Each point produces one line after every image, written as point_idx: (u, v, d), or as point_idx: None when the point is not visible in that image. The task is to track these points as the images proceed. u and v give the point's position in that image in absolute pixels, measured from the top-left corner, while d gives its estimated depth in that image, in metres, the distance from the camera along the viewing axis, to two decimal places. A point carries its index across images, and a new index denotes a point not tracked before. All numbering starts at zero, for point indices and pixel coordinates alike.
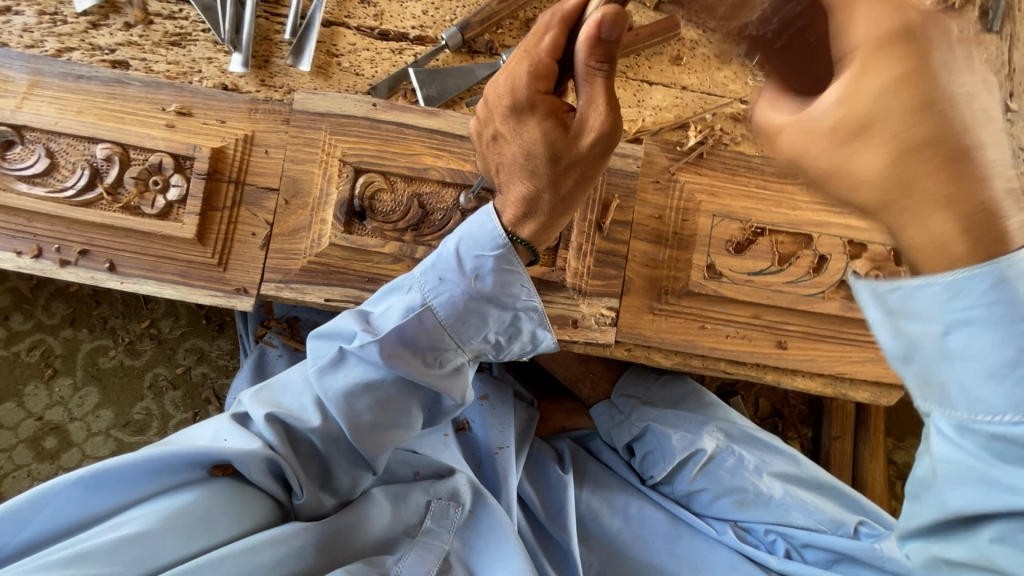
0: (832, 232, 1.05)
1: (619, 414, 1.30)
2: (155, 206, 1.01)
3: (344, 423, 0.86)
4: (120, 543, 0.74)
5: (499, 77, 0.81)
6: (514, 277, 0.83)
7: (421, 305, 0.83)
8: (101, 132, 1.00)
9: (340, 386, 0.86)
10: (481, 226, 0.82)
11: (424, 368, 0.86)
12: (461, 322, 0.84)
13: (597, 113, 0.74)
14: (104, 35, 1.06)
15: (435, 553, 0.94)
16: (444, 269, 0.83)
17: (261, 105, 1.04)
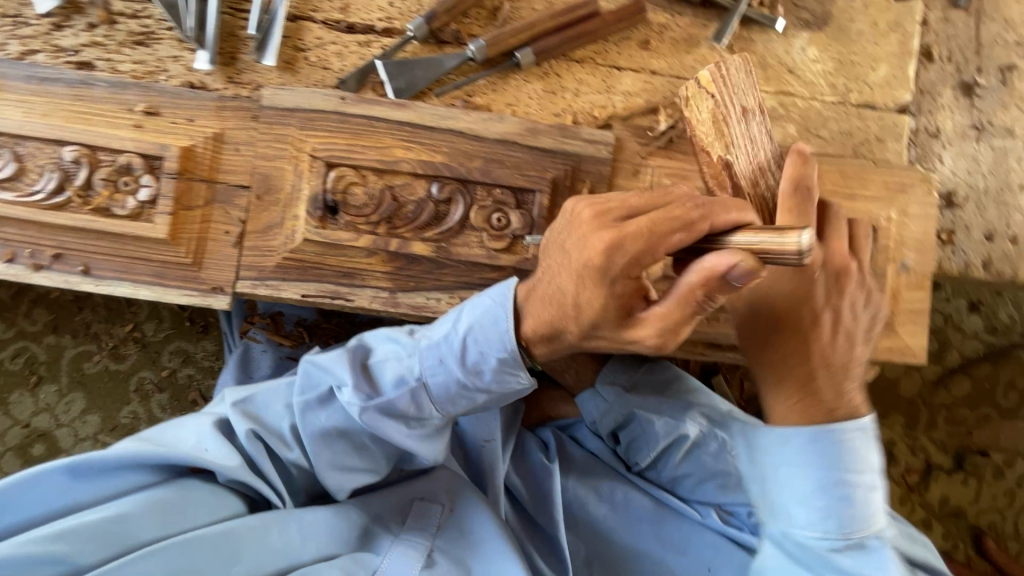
0: None
1: (601, 403, 1.26)
2: (126, 208, 1.00)
3: (319, 462, 0.89)
4: (100, 529, 0.78)
5: (606, 229, 0.71)
6: (512, 372, 0.82)
7: (414, 380, 0.84)
8: (69, 134, 0.99)
9: (323, 427, 0.88)
10: (492, 321, 0.80)
11: (403, 432, 0.88)
12: (449, 404, 0.85)
13: (653, 330, 0.72)
14: (68, 37, 1.05)
15: (418, 551, 0.93)
16: (447, 353, 0.82)
17: (229, 103, 1.04)
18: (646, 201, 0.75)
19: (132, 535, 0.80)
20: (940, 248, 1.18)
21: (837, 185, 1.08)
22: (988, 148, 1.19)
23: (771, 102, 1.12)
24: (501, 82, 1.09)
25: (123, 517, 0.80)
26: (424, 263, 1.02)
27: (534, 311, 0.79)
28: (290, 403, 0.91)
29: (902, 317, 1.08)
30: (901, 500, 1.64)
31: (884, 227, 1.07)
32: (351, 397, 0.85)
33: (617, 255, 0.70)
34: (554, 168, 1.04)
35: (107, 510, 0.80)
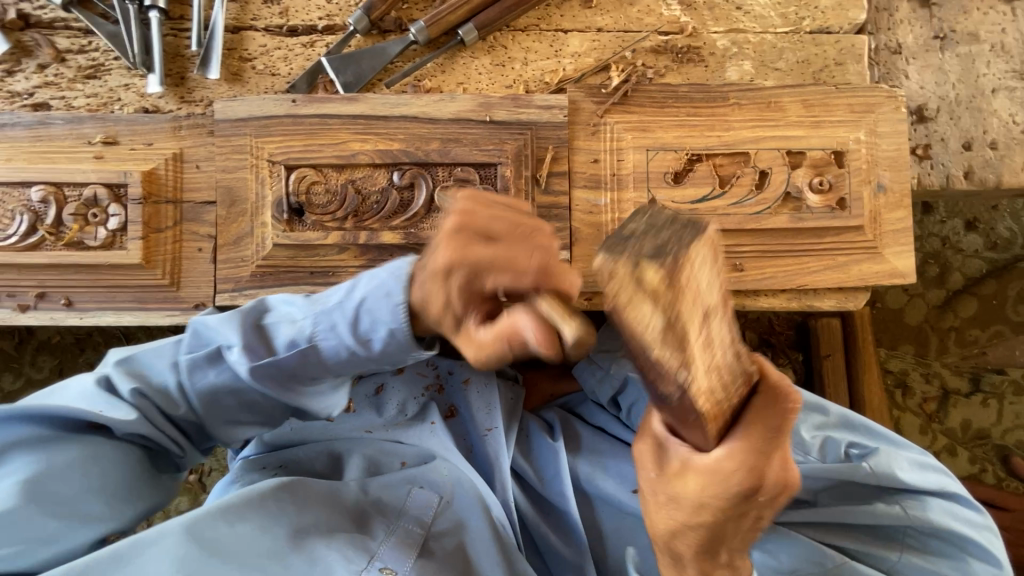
0: (769, 146, 1.05)
1: (598, 369, 1.29)
2: (98, 238, 1.01)
3: (210, 417, 0.88)
4: (22, 494, 0.76)
5: (449, 237, 0.69)
6: (409, 353, 0.81)
7: (305, 340, 0.82)
8: (33, 175, 1.00)
9: (212, 385, 0.85)
10: (380, 288, 0.78)
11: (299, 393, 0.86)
12: (343, 366, 0.83)
13: (479, 348, 0.67)
14: (20, 81, 1.06)
15: (413, 539, 0.97)
16: (331, 314, 0.81)
17: (184, 122, 1.05)
18: (513, 228, 0.69)
19: (55, 502, 0.78)
20: (919, 165, 1.16)
21: (801, 115, 1.06)
22: (954, 57, 1.16)
23: (724, 41, 1.10)
24: (448, 63, 1.08)
25: (43, 481, 0.78)
26: (396, 252, 1.03)
27: (415, 285, 0.76)
28: (176, 356, 0.88)
29: (886, 240, 1.06)
30: (921, 430, 1.62)
31: (855, 150, 1.05)
32: (240, 355, 0.83)
33: (455, 268, 0.68)
34: (512, 139, 1.04)
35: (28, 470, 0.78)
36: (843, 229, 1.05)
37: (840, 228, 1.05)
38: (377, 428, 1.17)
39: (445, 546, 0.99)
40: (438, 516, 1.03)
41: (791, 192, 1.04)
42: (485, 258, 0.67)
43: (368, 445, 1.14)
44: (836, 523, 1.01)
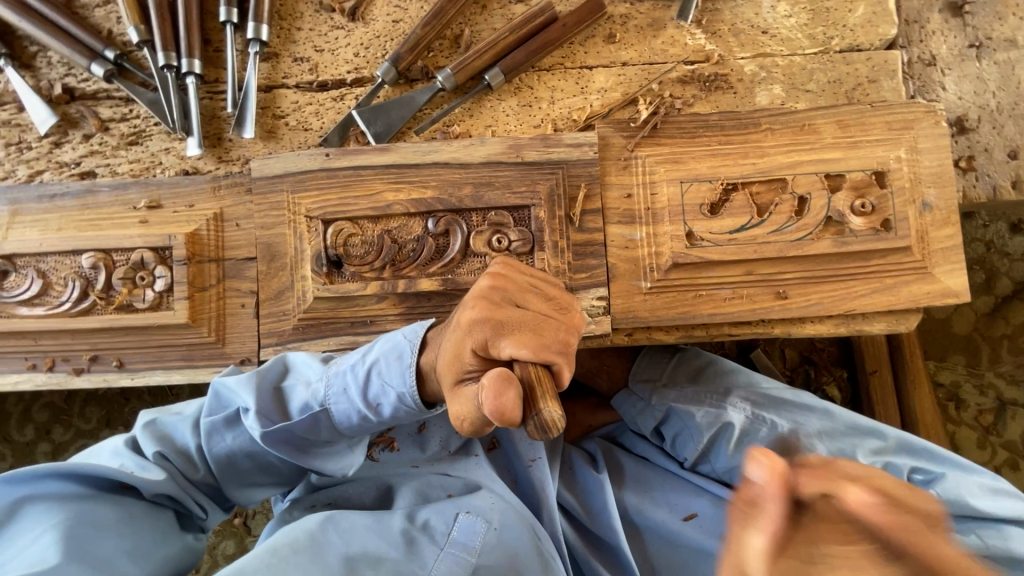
0: (806, 170, 1.02)
1: (638, 401, 1.25)
2: (146, 300, 1.04)
3: (224, 481, 0.94)
4: (69, 543, 0.79)
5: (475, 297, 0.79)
6: (413, 413, 0.85)
7: (319, 405, 0.87)
8: (83, 243, 1.04)
9: (230, 448, 0.91)
10: (398, 357, 0.84)
11: (315, 455, 0.92)
12: (353, 430, 0.89)
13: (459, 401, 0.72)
14: (68, 151, 1.11)
15: (462, 568, 0.99)
16: (347, 378, 0.86)
17: (223, 181, 1.07)
18: (529, 318, 0.77)
19: (98, 552, 0.80)
20: (963, 177, 1.12)
21: (837, 137, 1.04)
22: (993, 65, 1.13)
23: (751, 67, 1.09)
24: (476, 107, 1.09)
25: (87, 531, 0.81)
26: (435, 298, 1.03)
27: (430, 352, 0.82)
28: (195, 420, 0.94)
29: (935, 259, 1.03)
30: (979, 444, 1.57)
31: (897, 168, 1.02)
32: (255, 421, 0.87)
33: (467, 320, 0.77)
34: (544, 179, 1.04)
35: (67, 522, 0.80)
36: (889, 250, 1.02)
37: (887, 249, 1.01)
38: (423, 464, 1.17)
39: (491, 574, 1.00)
40: (483, 542, 1.03)
41: (833, 216, 1.02)
42: (509, 322, 0.76)
43: (414, 478, 1.15)
44: None
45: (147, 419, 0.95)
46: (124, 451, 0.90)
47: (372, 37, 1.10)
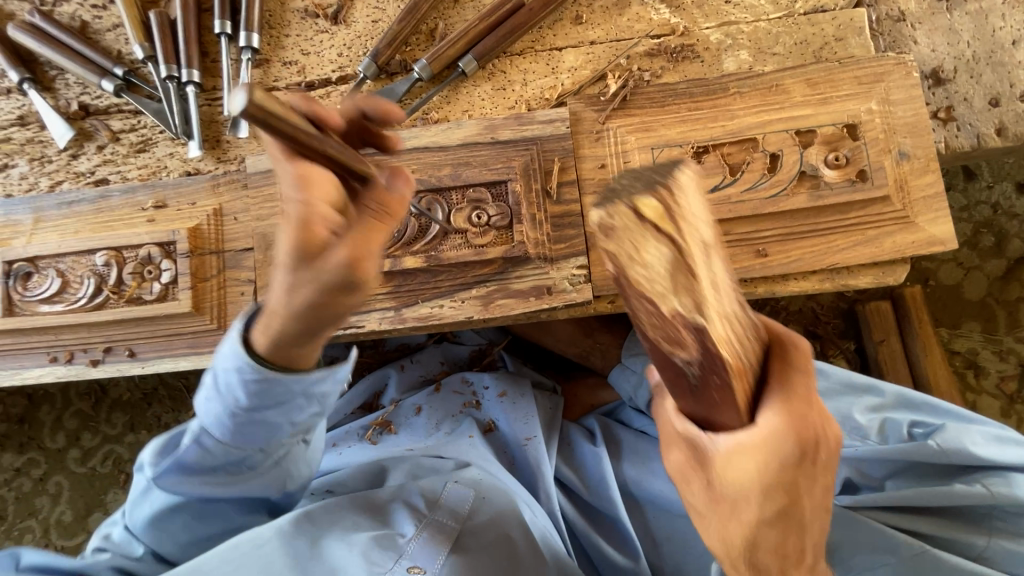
0: (776, 128, 1.04)
1: (632, 374, 1.25)
2: (154, 292, 1.11)
3: (182, 533, 1.03)
4: None
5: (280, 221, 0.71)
6: (261, 384, 0.83)
7: (199, 436, 0.91)
8: (97, 242, 1.12)
9: (148, 516, 1.00)
10: (227, 363, 0.84)
11: (230, 481, 0.97)
12: (246, 448, 0.93)
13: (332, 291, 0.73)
14: (84, 162, 1.21)
15: (446, 533, 1.01)
16: (209, 403, 0.89)
17: (221, 179, 1.15)
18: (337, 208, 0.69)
19: None
20: (944, 128, 1.11)
21: (806, 95, 1.05)
22: (965, 15, 1.13)
23: (717, 36, 1.12)
24: (453, 94, 1.15)
25: None
26: (420, 275, 1.07)
27: (264, 332, 0.80)
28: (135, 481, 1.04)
29: (917, 208, 1.02)
30: (1003, 412, 1.50)
31: (869, 120, 1.03)
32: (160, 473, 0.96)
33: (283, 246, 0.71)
34: (519, 156, 1.08)
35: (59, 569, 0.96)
36: (868, 201, 1.01)
37: (866, 200, 1.01)
38: (417, 445, 1.25)
39: (480, 542, 1.02)
40: (474, 510, 1.06)
41: (807, 170, 1.02)
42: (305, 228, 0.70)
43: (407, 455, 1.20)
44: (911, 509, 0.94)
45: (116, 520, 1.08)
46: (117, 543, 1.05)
47: (354, 37, 1.18)
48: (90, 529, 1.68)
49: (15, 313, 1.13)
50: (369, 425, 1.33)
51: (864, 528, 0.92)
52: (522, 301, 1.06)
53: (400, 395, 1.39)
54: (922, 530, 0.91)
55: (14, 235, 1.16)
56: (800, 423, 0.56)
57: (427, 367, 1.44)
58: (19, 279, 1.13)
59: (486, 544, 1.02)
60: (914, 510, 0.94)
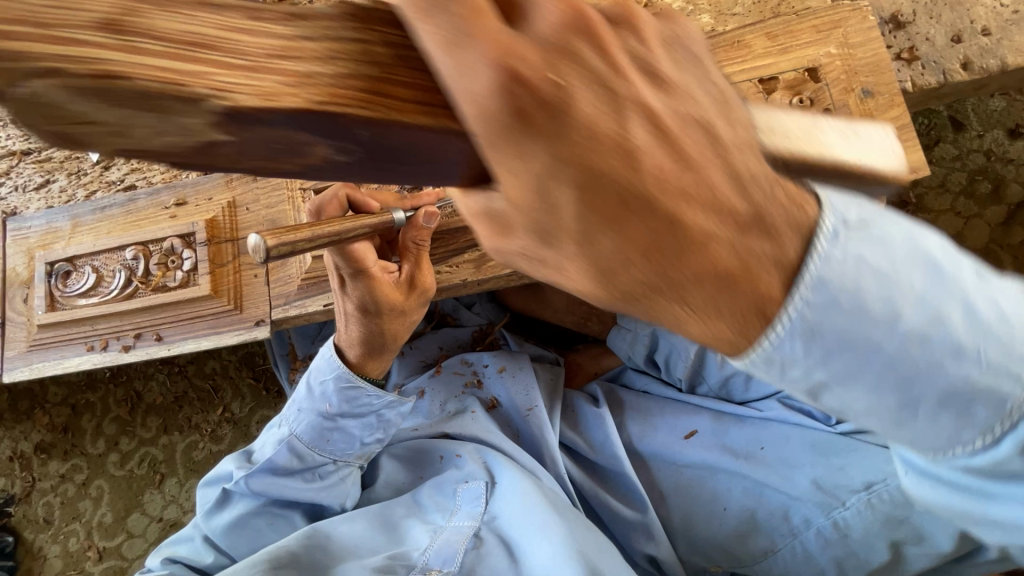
0: (740, 78, 1.09)
1: (628, 333, 1.33)
2: (177, 279, 1.21)
3: (245, 540, 1.15)
4: None
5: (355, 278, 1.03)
6: (354, 391, 1.14)
7: (288, 435, 1.15)
8: (127, 239, 1.24)
9: (229, 520, 1.14)
10: (324, 358, 1.15)
11: (306, 484, 1.16)
12: (325, 442, 1.16)
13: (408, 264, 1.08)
14: (115, 172, 1.34)
15: (463, 531, 1.09)
16: (302, 402, 1.16)
17: (234, 175, 1.26)
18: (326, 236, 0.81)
19: None
20: (909, 68, 1.14)
21: (767, 47, 1.10)
22: None
23: (679, 3, 1.19)
24: None
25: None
26: None
27: (351, 345, 1.13)
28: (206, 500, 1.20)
29: None
30: None
31: (828, 63, 1.08)
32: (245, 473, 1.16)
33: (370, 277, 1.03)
34: None
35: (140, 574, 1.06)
36: None
37: None
38: (423, 426, 1.33)
39: (497, 535, 1.09)
40: (488, 506, 1.13)
41: None
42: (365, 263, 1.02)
43: (415, 440, 1.30)
44: None
45: (175, 541, 1.20)
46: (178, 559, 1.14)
47: None
48: (131, 528, 1.78)
49: (56, 308, 1.25)
50: None
51: (865, 454, 1.03)
52: (512, 262, 1.12)
53: (403, 380, 1.46)
54: None
55: (56, 240, 1.29)
56: (476, 65, 0.37)
57: (427, 352, 1.49)
58: (60, 277, 1.26)
59: (498, 538, 1.08)
60: None
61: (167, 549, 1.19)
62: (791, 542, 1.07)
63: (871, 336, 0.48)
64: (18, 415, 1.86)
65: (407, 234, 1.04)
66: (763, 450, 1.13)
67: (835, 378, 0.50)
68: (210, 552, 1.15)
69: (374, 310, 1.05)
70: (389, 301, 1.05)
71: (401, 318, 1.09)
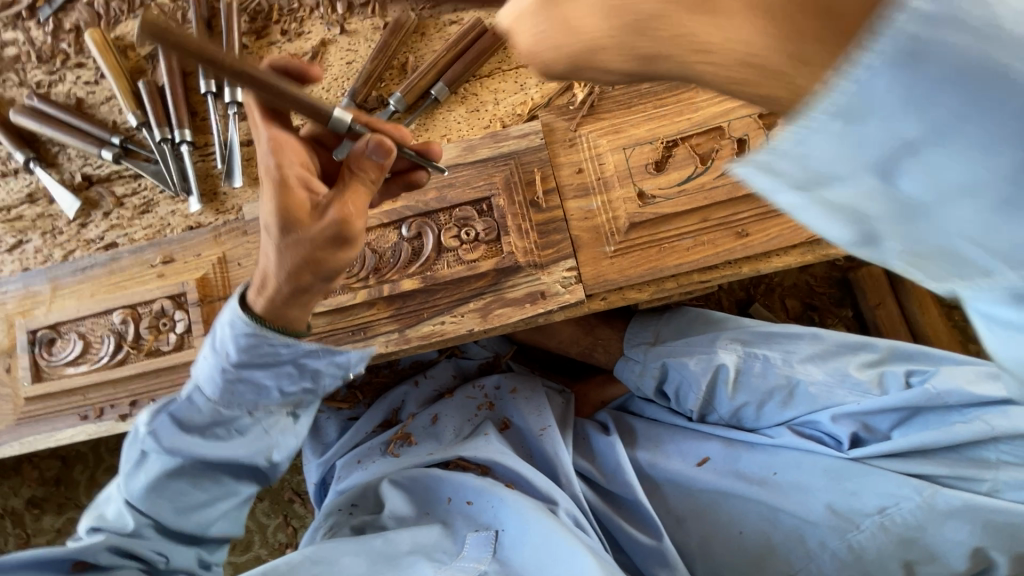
0: (740, 114, 1.11)
1: (635, 364, 1.32)
2: (170, 342, 1.17)
3: (165, 509, 1.03)
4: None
5: (268, 196, 0.90)
6: (255, 338, 0.93)
7: (193, 385, 0.99)
8: (113, 302, 1.18)
9: (143, 487, 1.00)
10: (230, 303, 0.97)
11: (221, 440, 1.01)
12: (230, 394, 0.97)
13: (335, 201, 0.86)
14: (93, 229, 1.29)
15: (467, 574, 1.03)
16: (208, 352, 0.98)
17: (223, 229, 1.22)
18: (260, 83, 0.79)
19: None
20: None
21: None
22: None
23: None
24: (429, 121, 1.25)
25: None
26: (418, 296, 1.12)
27: (257, 287, 0.95)
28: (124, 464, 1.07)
29: None
30: None
31: None
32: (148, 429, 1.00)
33: (277, 186, 0.88)
34: (499, 171, 1.14)
35: None
36: None
37: None
38: (438, 449, 1.30)
39: None
40: (495, 553, 1.09)
41: None
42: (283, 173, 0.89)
43: (426, 466, 1.24)
44: (919, 452, 1.07)
45: (100, 503, 1.10)
46: (93, 528, 1.04)
47: (332, 80, 1.28)
48: None
49: (43, 378, 1.19)
50: (391, 438, 1.37)
51: (879, 478, 1.06)
52: (518, 309, 1.10)
53: (418, 410, 1.43)
54: (927, 472, 1.04)
55: (35, 305, 1.22)
56: None
57: (440, 381, 1.48)
58: (44, 346, 1.19)
59: None
60: (920, 454, 1.07)
61: (92, 512, 1.09)
62: (808, 565, 1.08)
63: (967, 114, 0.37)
64: (6, 471, 1.80)
65: (392, 177, 0.93)
66: (776, 475, 1.15)
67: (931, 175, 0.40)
68: (121, 528, 1.02)
69: (327, 241, 0.90)
70: (292, 219, 0.86)
71: (303, 252, 0.87)
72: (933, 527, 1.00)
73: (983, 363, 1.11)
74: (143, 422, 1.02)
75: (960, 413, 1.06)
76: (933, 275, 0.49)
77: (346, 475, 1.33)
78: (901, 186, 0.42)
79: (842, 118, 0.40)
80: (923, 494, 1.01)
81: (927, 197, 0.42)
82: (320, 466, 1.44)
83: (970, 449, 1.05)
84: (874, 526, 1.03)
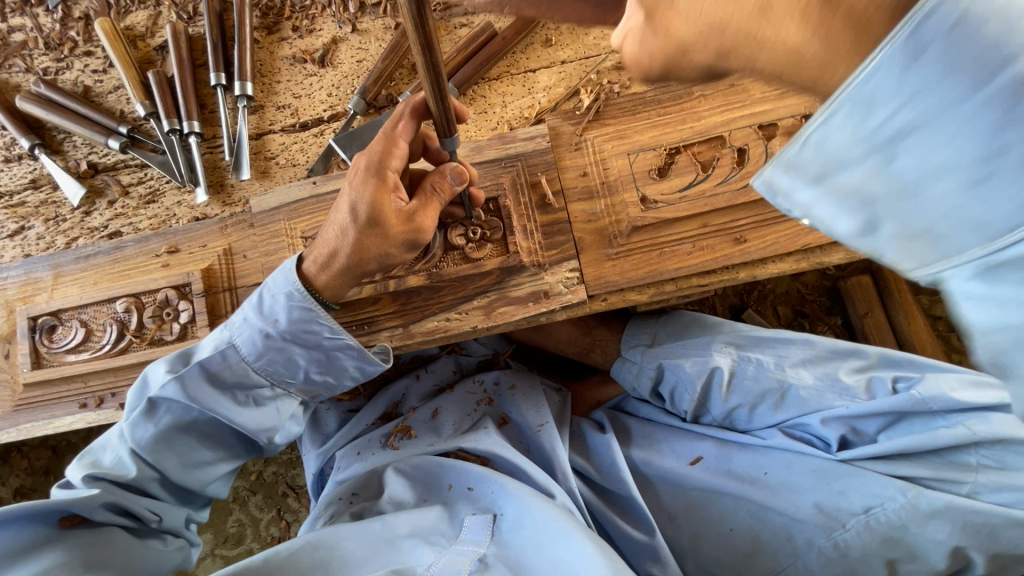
0: (740, 124, 1.15)
1: (633, 365, 1.35)
2: (173, 331, 1.17)
3: (170, 463, 1.04)
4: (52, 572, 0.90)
5: (355, 182, 0.99)
6: (307, 314, 1.01)
7: (227, 344, 1.02)
8: (117, 291, 1.18)
9: (156, 437, 1.02)
10: (281, 271, 1.03)
11: (239, 405, 1.05)
12: (263, 360, 1.03)
13: (425, 206, 1.01)
14: (97, 218, 1.29)
15: (467, 556, 1.04)
16: (249, 315, 1.03)
17: (229, 222, 1.23)
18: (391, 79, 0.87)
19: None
20: None
21: (764, 92, 1.16)
22: None
23: None
24: None
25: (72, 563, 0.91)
26: (422, 292, 1.14)
27: (314, 261, 1.03)
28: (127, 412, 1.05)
29: None
30: None
31: None
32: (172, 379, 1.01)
33: (371, 179, 0.98)
34: (506, 172, 1.17)
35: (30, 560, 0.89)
36: None
37: None
38: (438, 442, 1.32)
39: (502, 560, 1.03)
40: (494, 536, 1.10)
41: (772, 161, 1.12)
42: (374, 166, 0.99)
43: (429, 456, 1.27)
44: (903, 455, 1.11)
45: (90, 451, 1.07)
46: (86, 475, 1.01)
47: (342, 77, 1.30)
48: None
49: (43, 365, 1.19)
50: (391, 432, 1.38)
51: (865, 479, 1.10)
52: (521, 308, 1.12)
53: (416, 406, 1.45)
54: (912, 474, 1.08)
55: (36, 292, 1.22)
56: None
57: (440, 377, 1.50)
58: (45, 333, 1.19)
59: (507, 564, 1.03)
60: (905, 457, 1.11)
61: (82, 461, 1.05)
62: (794, 562, 1.12)
63: (956, 67, 0.42)
64: None
65: (431, 176, 1.02)
66: (767, 474, 1.18)
67: (920, 124, 0.45)
68: (120, 473, 1.02)
69: (364, 219, 0.97)
70: (380, 214, 0.97)
71: (378, 239, 0.98)
72: (915, 527, 1.04)
73: (967, 370, 1.16)
74: (162, 372, 1.04)
75: (943, 418, 1.11)
76: (918, 261, 0.51)
77: (345, 466, 1.34)
78: (900, 162, 0.47)
79: (848, 101, 0.47)
80: (907, 494, 1.05)
81: (923, 157, 0.46)
82: (318, 457, 1.44)
83: (953, 453, 1.09)
84: (860, 525, 1.07)
